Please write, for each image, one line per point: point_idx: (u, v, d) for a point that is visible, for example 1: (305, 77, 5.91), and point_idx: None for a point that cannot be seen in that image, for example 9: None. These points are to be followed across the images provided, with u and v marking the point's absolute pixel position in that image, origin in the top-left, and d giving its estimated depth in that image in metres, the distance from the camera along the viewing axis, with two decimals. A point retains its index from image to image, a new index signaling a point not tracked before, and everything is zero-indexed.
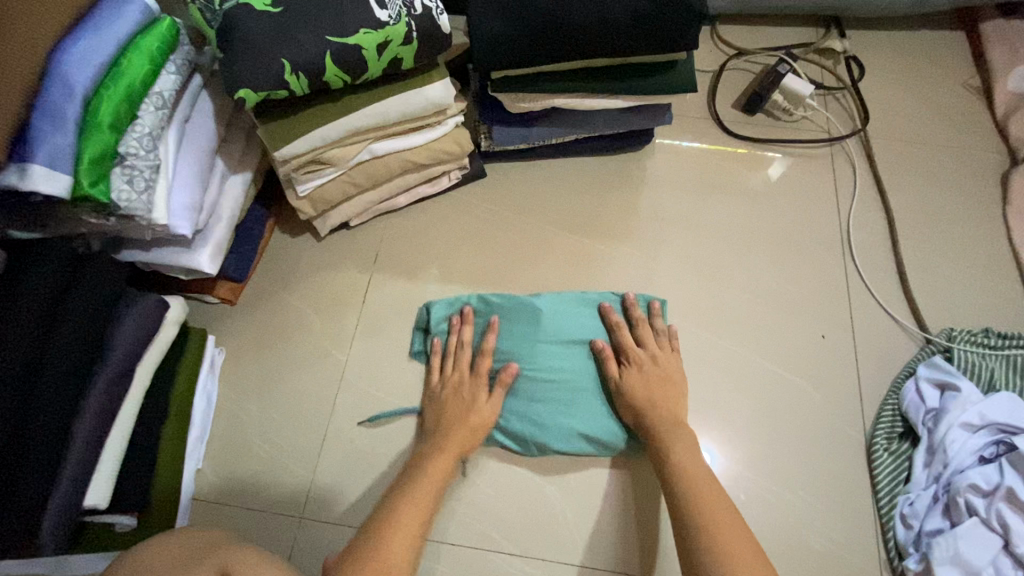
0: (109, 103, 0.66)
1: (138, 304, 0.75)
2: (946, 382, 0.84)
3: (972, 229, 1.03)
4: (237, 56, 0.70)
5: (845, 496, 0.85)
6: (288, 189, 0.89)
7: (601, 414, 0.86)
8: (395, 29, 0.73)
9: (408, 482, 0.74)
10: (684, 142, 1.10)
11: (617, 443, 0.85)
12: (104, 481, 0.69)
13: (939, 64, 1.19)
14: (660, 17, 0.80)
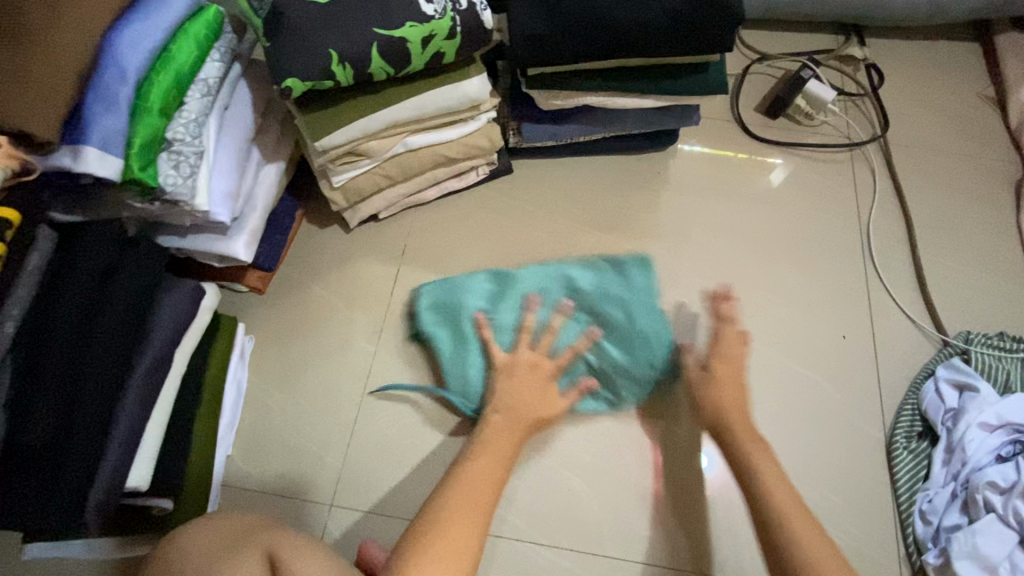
0: (159, 88, 0.67)
1: (178, 288, 0.75)
2: (966, 383, 0.87)
3: (987, 236, 1.06)
4: (285, 45, 0.71)
5: (865, 492, 0.87)
6: (322, 180, 0.89)
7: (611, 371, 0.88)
8: (440, 23, 0.74)
9: (467, 464, 0.68)
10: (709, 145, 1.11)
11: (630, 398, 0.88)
12: (144, 463, 0.69)
13: (956, 74, 1.21)
14: (698, 19, 0.81)
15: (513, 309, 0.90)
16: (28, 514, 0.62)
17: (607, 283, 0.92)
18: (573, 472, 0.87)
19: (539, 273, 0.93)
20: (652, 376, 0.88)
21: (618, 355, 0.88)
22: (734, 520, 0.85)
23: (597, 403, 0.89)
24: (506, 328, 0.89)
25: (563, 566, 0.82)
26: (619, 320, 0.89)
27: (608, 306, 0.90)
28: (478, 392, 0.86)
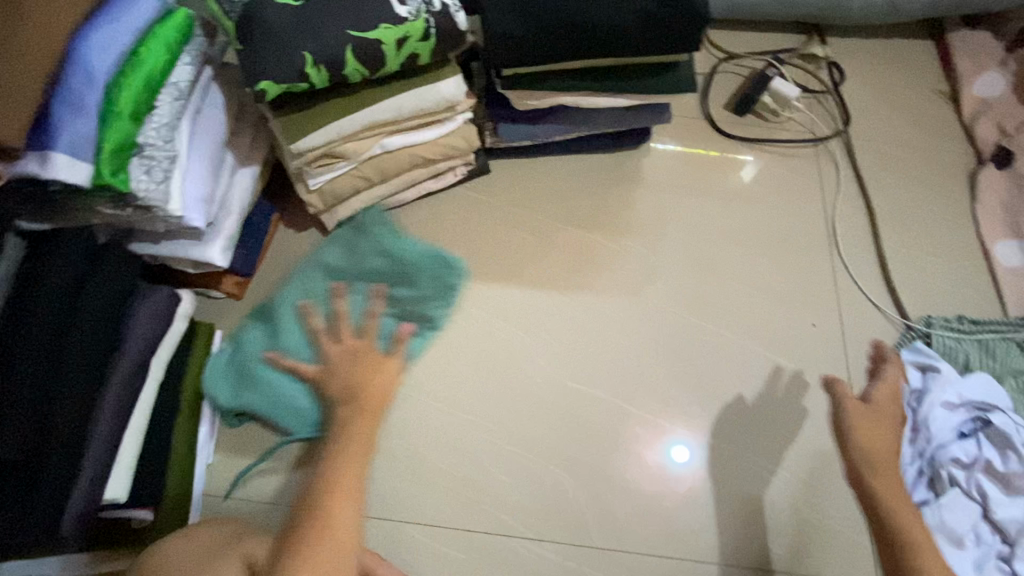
0: (128, 93, 0.66)
1: (151, 297, 0.74)
2: (928, 364, 0.91)
3: (945, 224, 1.11)
4: (258, 47, 0.70)
5: (837, 474, 0.90)
6: (298, 183, 0.89)
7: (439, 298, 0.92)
8: (414, 25, 0.75)
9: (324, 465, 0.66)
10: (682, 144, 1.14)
11: (437, 319, 0.92)
12: (123, 475, 0.68)
13: (911, 70, 1.27)
14: (667, 20, 0.84)
15: (295, 328, 0.84)
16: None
17: (362, 247, 0.92)
18: (559, 466, 0.88)
19: (314, 275, 0.90)
20: (445, 290, 0.92)
21: (404, 291, 0.90)
22: (715, 506, 0.87)
23: (425, 341, 0.92)
24: (300, 346, 0.83)
25: (553, 559, 0.83)
26: (386, 269, 0.91)
27: (375, 266, 0.91)
28: (312, 411, 0.80)
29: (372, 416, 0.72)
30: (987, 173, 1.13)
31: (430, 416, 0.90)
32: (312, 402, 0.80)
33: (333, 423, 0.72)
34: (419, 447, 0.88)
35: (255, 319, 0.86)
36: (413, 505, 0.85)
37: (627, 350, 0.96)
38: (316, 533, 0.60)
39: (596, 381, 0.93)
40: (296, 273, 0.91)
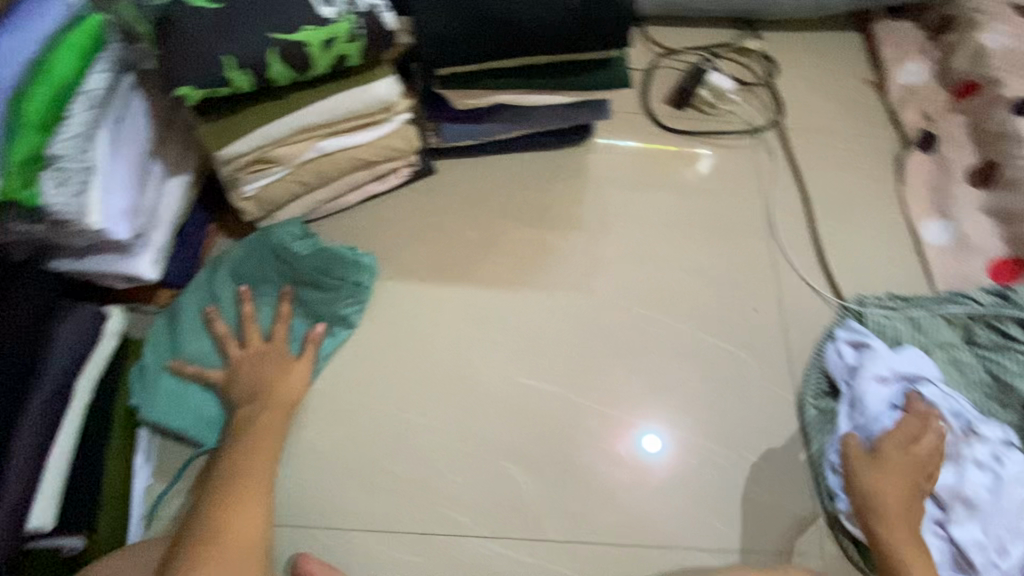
0: (36, 104, 0.63)
1: (73, 316, 0.72)
2: (861, 340, 0.95)
3: (875, 207, 1.16)
4: (177, 55, 0.70)
5: (779, 452, 0.93)
6: (231, 191, 0.87)
7: (349, 295, 0.89)
8: (340, 26, 0.74)
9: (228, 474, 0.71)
10: (627, 142, 1.16)
11: (350, 316, 0.91)
12: (49, 502, 0.65)
13: (841, 61, 1.32)
14: (595, 17, 0.85)
15: (197, 336, 0.83)
16: None
17: (264, 248, 0.86)
18: (512, 462, 0.88)
19: (216, 278, 0.86)
20: (355, 286, 0.89)
21: (313, 293, 0.88)
22: (665, 489, 0.89)
23: (336, 342, 0.91)
24: (206, 352, 0.83)
25: (508, 555, 0.83)
26: (296, 271, 0.87)
27: (281, 268, 0.87)
28: (218, 420, 0.80)
29: (280, 417, 0.78)
30: (913, 156, 1.18)
31: (381, 420, 0.89)
32: (217, 411, 0.80)
33: (233, 423, 0.77)
34: (370, 452, 0.87)
35: (159, 329, 0.84)
36: (365, 511, 0.84)
37: (577, 344, 0.97)
38: (218, 529, 0.66)
39: (540, 375, 0.94)
40: (199, 275, 0.88)
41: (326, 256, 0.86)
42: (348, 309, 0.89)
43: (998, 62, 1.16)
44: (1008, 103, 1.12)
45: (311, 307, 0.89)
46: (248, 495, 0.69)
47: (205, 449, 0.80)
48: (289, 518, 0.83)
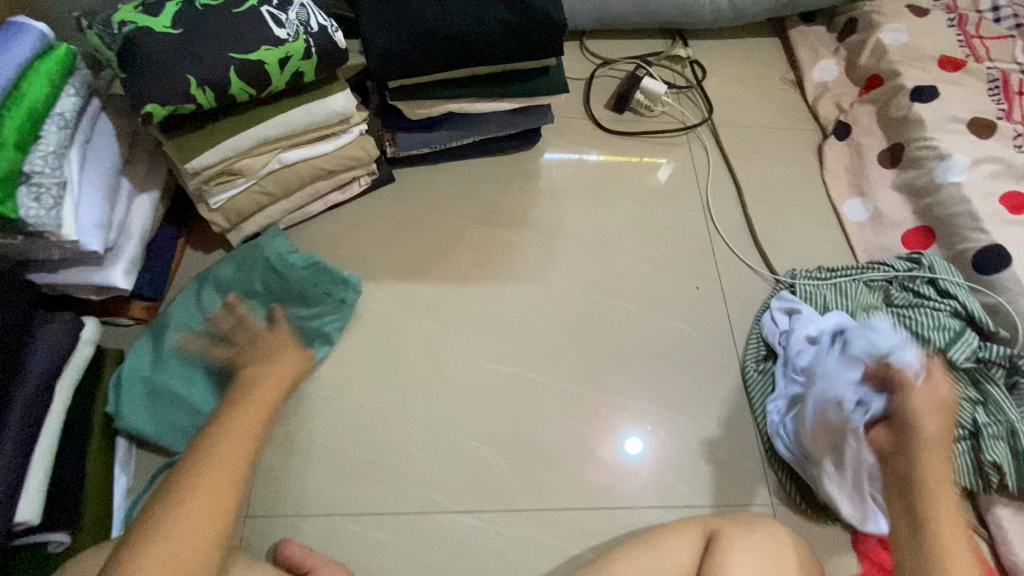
0: (13, 123, 0.69)
1: (52, 322, 0.76)
2: (791, 308, 1.05)
3: (801, 190, 1.27)
4: (141, 74, 0.75)
5: (728, 414, 1.01)
6: (199, 203, 0.92)
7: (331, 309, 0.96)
8: (295, 45, 0.81)
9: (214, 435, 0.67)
10: (591, 155, 1.25)
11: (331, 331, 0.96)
12: (35, 496, 0.67)
13: (763, 63, 1.45)
14: (527, 29, 0.95)
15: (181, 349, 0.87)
16: None
17: (252, 264, 0.93)
18: (479, 442, 0.94)
19: (203, 294, 0.92)
20: (338, 301, 0.96)
21: (300, 308, 0.94)
22: (625, 455, 0.96)
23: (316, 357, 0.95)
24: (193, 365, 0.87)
25: (481, 527, 0.88)
26: (282, 287, 0.94)
27: (268, 284, 0.93)
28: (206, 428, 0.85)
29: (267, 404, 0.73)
30: (830, 145, 1.31)
31: (353, 412, 0.94)
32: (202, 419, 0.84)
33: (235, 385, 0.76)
34: (346, 442, 0.91)
35: (146, 342, 0.88)
36: (341, 498, 0.88)
37: (536, 329, 1.04)
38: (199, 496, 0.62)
39: (553, 353, 1.02)
40: (185, 292, 0.92)
41: (315, 268, 0.95)
42: (330, 324, 0.95)
43: (895, 57, 1.30)
44: (907, 91, 1.25)
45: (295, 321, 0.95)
46: (216, 479, 0.64)
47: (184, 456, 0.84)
48: (266, 510, 0.86)
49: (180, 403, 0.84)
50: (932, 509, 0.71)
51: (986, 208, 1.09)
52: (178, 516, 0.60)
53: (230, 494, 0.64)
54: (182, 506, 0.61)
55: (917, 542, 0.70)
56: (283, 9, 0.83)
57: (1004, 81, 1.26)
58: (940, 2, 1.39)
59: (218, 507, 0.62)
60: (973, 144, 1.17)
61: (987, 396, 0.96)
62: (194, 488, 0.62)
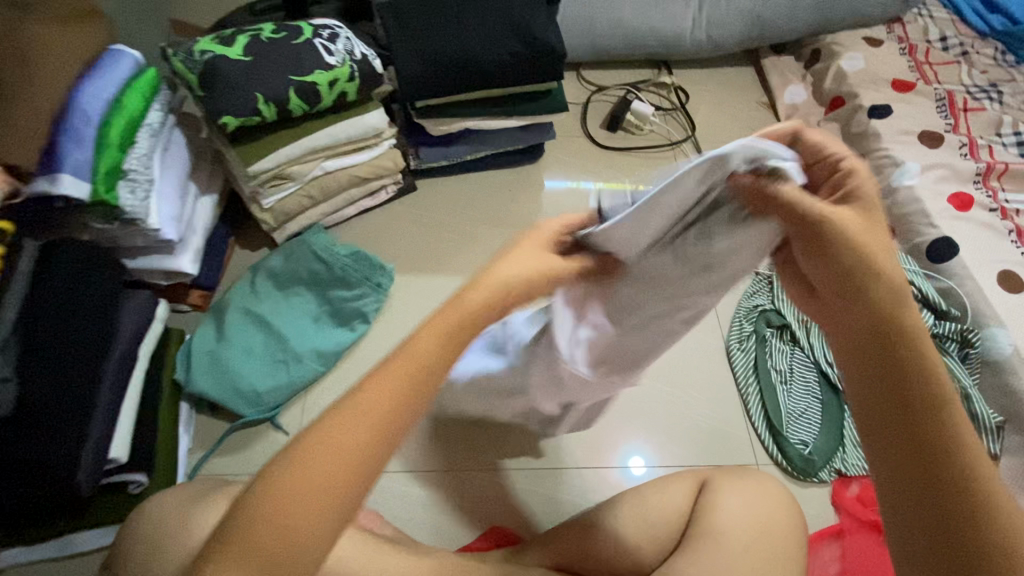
0: (117, 129, 0.84)
1: (133, 297, 0.89)
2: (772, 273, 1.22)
3: None
4: (219, 92, 0.91)
5: (716, 388, 1.13)
6: (253, 204, 1.07)
7: (369, 292, 1.09)
8: (342, 70, 0.98)
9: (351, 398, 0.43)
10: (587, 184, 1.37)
11: (369, 310, 1.09)
12: (123, 438, 0.79)
13: (740, 89, 1.63)
14: (533, 57, 1.12)
15: (240, 328, 1.02)
16: (15, 483, 0.70)
17: (300, 255, 1.09)
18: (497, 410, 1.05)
19: (258, 281, 1.07)
20: (374, 284, 1.10)
21: (341, 291, 1.08)
22: (624, 422, 1.07)
23: (355, 334, 1.07)
24: (249, 341, 1.01)
25: (499, 484, 0.99)
26: (326, 273, 1.08)
27: (313, 271, 1.08)
28: (263, 394, 0.98)
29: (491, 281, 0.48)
30: None
31: None
32: (262, 386, 0.98)
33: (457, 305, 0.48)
34: None
35: (208, 324, 1.03)
36: None
37: None
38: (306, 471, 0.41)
39: None
40: (242, 281, 1.08)
41: (354, 256, 1.09)
42: (367, 305, 1.08)
43: (854, 81, 1.48)
44: (865, 109, 1.42)
45: (337, 302, 1.08)
46: (361, 417, 0.42)
47: (247, 419, 0.97)
48: None
49: (240, 372, 0.98)
50: (929, 499, 0.45)
51: (937, 206, 1.25)
52: (319, 456, 0.41)
53: (369, 450, 0.42)
54: (310, 455, 0.41)
55: (920, 522, 0.45)
56: (333, 41, 1.00)
57: (950, 99, 1.43)
58: (893, 34, 1.58)
59: (360, 463, 0.42)
60: (924, 153, 1.33)
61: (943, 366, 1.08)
62: (340, 426, 0.42)
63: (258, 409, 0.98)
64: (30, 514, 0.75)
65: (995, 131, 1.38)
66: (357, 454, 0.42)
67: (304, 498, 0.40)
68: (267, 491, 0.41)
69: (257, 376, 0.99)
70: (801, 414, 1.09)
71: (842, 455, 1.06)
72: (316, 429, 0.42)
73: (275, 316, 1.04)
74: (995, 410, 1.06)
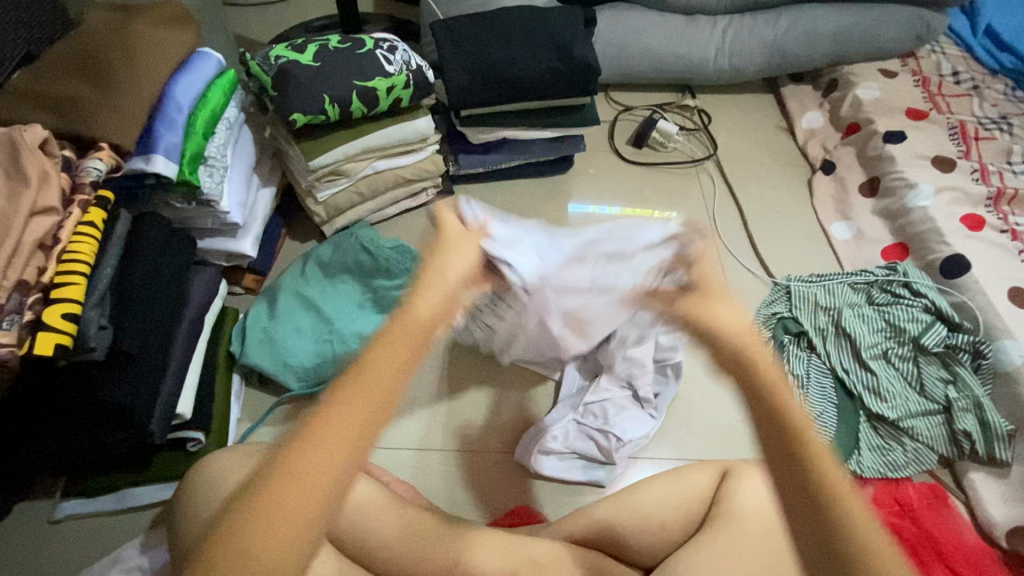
0: (202, 120, 0.94)
1: (203, 272, 0.96)
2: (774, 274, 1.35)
3: (795, 213, 1.49)
4: (292, 93, 1.02)
5: (734, 389, 1.18)
6: (308, 197, 1.16)
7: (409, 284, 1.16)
8: (398, 78, 1.09)
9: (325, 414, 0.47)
10: (615, 205, 1.44)
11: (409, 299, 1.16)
12: (188, 396, 0.87)
13: (762, 112, 1.72)
14: (570, 73, 1.22)
15: (291, 312, 1.09)
16: (94, 429, 0.78)
17: (348, 246, 1.15)
18: (525, 397, 1.09)
19: (307, 269, 1.15)
20: (414, 276, 1.17)
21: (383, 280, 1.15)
22: None
23: (396, 321, 1.14)
24: (300, 324, 1.09)
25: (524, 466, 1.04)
26: (371, 264, 1.15)
27: (359, 261, 1.15)
28: (313, 372, 1.05)
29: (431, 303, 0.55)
30: (819, 179, 1.53)
31: (419, 369, 1.11)
32: (313, 364, 1.05)
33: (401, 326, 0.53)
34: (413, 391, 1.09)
35: (261, 306, 1.10)
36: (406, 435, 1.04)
37: None
38: (281, 483, 0.45)
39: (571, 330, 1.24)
40: (292, 268, 1.16)
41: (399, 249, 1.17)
42: (407, 295, 1.15)
43: (870, 108, 1.56)
44: (880, 134, 1.49)
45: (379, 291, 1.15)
46: (335, 433, 0.47)
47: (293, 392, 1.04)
48: None
49: (291, 352, 1.05)
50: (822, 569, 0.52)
51: (949, 226, 1.31)
52: (282, 492, 0.44)
53: (343, 461, 0.46)
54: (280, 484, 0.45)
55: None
56: (392, 52, 1.11)
57: (962, 128, 1.50)
58: (907, 67, 1.67)
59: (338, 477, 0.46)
60: (937, 176, 1.40)
61: (956, 376, 1.13)
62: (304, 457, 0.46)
63: (304, 384, 1.05)
64: (99, 457, 0.85)
65: (1005, 159, 1.44)
66: (319, 480, 0.45)
67: (275, 519, 0.44)
68: (245, 509, 0.45)
69: (306, 355, 1.06)
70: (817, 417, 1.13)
71: (857, 457, 1.09)
72: (284, 460, 0.46)
73: (322, 302, 1.11)
74: (1007, 420, 1.10)
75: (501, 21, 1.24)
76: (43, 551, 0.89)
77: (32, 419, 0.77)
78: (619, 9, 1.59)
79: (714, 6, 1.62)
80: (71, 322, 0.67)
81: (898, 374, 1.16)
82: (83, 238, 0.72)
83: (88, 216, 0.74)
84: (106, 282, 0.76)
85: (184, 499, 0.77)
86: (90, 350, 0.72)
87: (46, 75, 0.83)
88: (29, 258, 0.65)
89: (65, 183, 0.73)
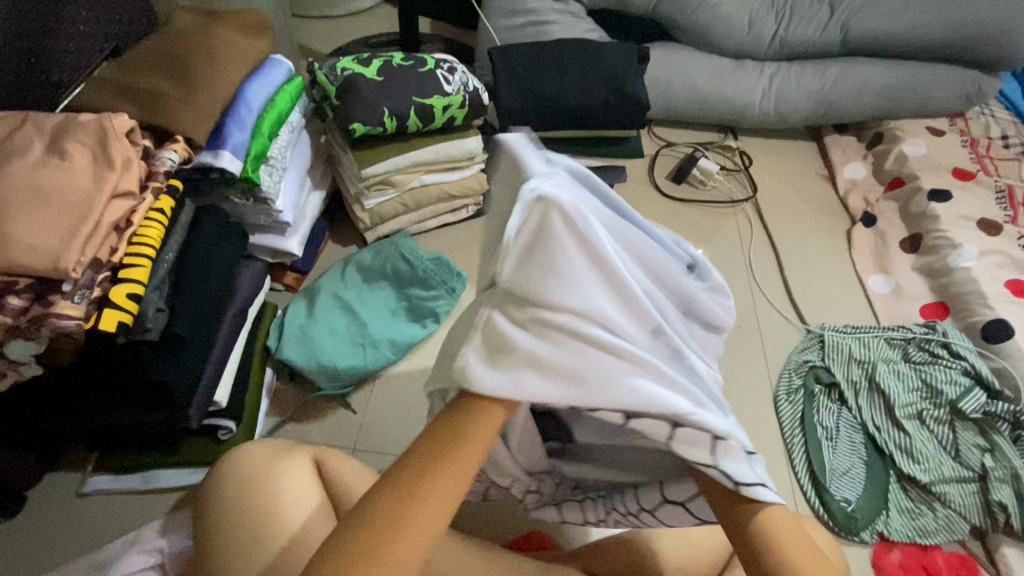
0: (268, 122, 0.99)
1: (251, 267, 1.00)
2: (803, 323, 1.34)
3: (832, 262, 1.48)
4: (354, 104, 1.07)
5: (763, 437, 1.16)
6: (356, 203, 1.20)
7: (442, 297, 1.17)
8: (455, 97, 1.13)
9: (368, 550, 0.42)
10: None
11: (442, 312, 1.16)
12: (226, 385, 0.91)
13: (805, 158, 1.71)
14: (619, 106, 1.25)
15: (329, 313, 1.12)
16: (141, 408, 0.81)
17: (388, 254, 1.18)
18: None
19: (347, 272, 1.18)
20: (447, 288, 1.18)
21: (418, 290, 1.17)
22: None
23: (427, 332, 1.15)
24: (336, 325, 1.10)
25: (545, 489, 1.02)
26: (408, 273, 1.17)
27: (397, 269, 1.17)
28: (343, 373, 1.06)
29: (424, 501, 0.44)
30: (859, 230, 1.52)
31: None
32: (345, 365, 1.06)
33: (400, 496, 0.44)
34: None
35: (299, 304, 1.13)
36: None
37: None
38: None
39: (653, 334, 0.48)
40: (332, 271, 1.19)
41: (438, 261, 1.20)
42: (439, 306, 1.16)
43: (916, 164, 1.54)
44: (925, 192, 1.47)
45: (413, 300, 1.16)
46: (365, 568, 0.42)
47: (323, 391, 1.05)
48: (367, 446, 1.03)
49: (323, 349, 1.06)
50: None
51: (992, 289, 1.29)
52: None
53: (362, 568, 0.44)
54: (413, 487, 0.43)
55: None
56: (451, 73, 1.15)
57: (1010, 193, 1.49)
58: (955, 127, 1.66)
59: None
60: (982, 238, 1.38)
61: (993, 444, 1.10)
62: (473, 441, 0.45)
63: (334, 384, 1.06)
64: (138, 433, 0.88)
65: None
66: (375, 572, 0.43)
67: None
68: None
69: (340, 354, 1.07)
70: (845, 473, 1.11)
71: (885, 518, 1.06)
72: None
73: (358, 306, 1.13)
74: None
75: (556, 51, 1.28)
76: (68, 522, 0.92)
77: (80, 389, 0.80)
78: (670, 48, 1.62)
79: (764, 53, 1.64)
80: (133, 300, 0.70)
81: (931, 436, 1.13)
82: (151, 224, 0.76)
83: (158, 203, 0.78)
84: (166, 267, 0.79)
85: (210, 489, 0.77)
86: (145, 331, 0.75)
87: (139, 71, 0.89)
88: (103, 237, 0.68)
89: (143, 170, 0.77)
